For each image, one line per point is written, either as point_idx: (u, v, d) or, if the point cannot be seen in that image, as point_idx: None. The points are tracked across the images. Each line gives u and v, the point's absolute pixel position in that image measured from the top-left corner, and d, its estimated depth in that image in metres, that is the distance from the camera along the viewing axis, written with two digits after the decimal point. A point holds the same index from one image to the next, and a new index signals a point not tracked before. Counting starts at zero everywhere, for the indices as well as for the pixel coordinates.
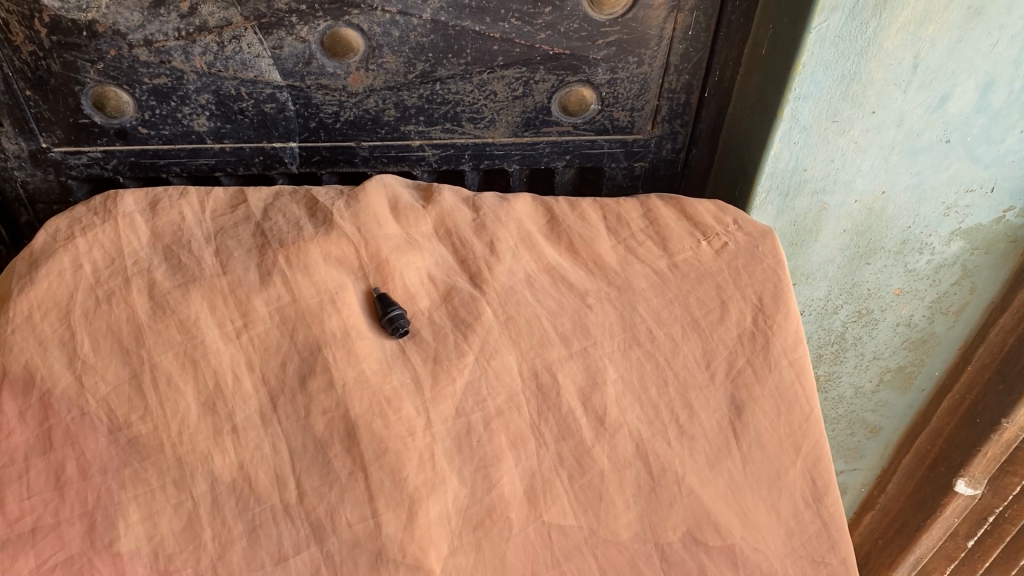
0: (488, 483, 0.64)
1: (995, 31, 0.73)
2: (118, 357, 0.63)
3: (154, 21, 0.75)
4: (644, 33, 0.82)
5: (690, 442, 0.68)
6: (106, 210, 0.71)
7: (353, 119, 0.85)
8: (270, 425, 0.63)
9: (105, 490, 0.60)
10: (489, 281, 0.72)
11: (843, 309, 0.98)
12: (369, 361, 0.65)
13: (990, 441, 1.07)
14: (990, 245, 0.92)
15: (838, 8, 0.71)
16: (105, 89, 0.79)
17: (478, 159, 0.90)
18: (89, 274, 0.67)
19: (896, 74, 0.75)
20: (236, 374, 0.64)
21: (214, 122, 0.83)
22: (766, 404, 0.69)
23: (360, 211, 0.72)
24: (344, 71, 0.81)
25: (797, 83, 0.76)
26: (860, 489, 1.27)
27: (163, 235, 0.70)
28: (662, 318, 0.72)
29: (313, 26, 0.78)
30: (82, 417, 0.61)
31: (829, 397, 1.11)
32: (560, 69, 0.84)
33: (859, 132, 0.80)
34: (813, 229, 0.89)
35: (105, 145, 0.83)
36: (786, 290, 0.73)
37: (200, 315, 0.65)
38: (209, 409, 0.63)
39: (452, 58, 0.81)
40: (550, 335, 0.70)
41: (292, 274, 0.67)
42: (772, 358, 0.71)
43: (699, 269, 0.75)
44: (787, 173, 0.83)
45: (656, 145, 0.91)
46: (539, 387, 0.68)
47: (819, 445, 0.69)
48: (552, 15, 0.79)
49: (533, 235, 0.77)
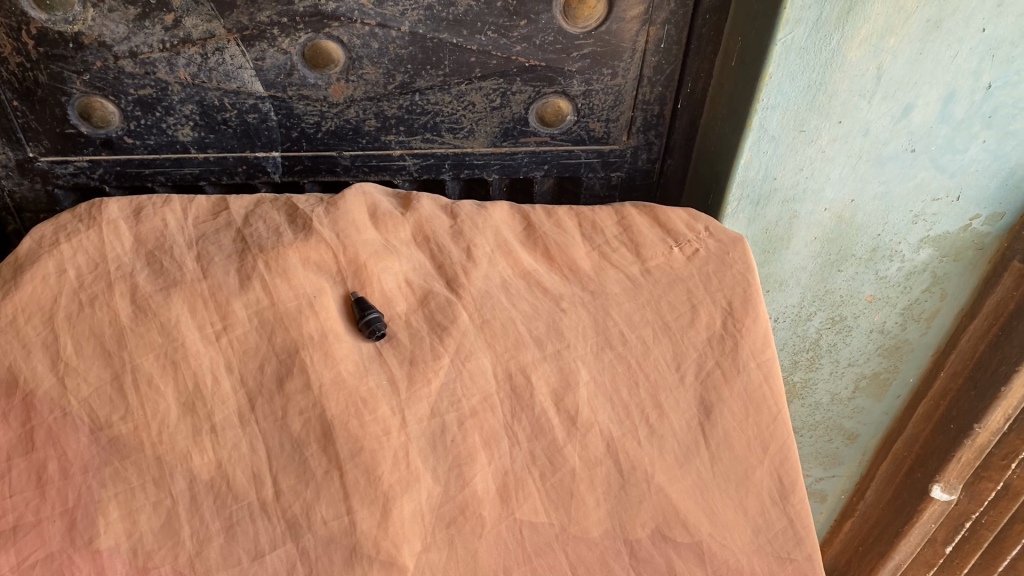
0: (461, 481, 0.65)
1: (955, 43, 0.75)
2: (100, 359, 0.65)
3: (139, 33, 0.77)
4: (617, 46, 0.84)
5: (660, 442, 0.70)
6: (91, 216, 0.73)
7: (335, 129, 0.87)
8: (248, 425, 0.64)
9: (86, 489, 0.61)
10: (465, 285, 0.74)
11: (817, 316, 1.00)
12: (345, 363, 0.67)
13: (964, 446, 1.08)
14: (959, 252, 0.94)
15: (802, 21, 0.73)
16: (91, 99, 0.81)
17: (458, 169, 0.92)
18: (72, 278, 0.68)
19: (861, 85, 0.78)
20: (215, 376, 0.65)
21: (198, 132, 0.85)
22: (735, 404, 0.71)
23: (339, 218, 0.74)
24: (326, 82, 0.83)
25: (765, 93, 0.78)
26: (839, 496, 1.29)
27: (146, 241, 0.72)
28: (634, 322, 0.74)
29: (294, 38, 0.80)
30: (64, 417, 0.63)
31: (806, 403, 1.12)
32: (536, 81, 0.86)
33: (827, 141, 0.82)
34: (785, 237, 0.91)
35: (91, 155, 0.85)
36: (755, 295, 0.75)
37: (181, 318, 0.66)
38: (188, 410, 0.64)
39: (431, 70, 0.83)
40: (524, 337, 0.72)
41: (271, 278, 0.69)
42: (741, 360, 0.72)
43: (671, 274, 0.77)
44: (757, 182, 0.85)
45: (632, 155, 0.93)
46: (514, 389, 0.70)
47: (786, 444, 0.71)
48: (527, 28, 0.81)
49: (510, 242, 0.78)
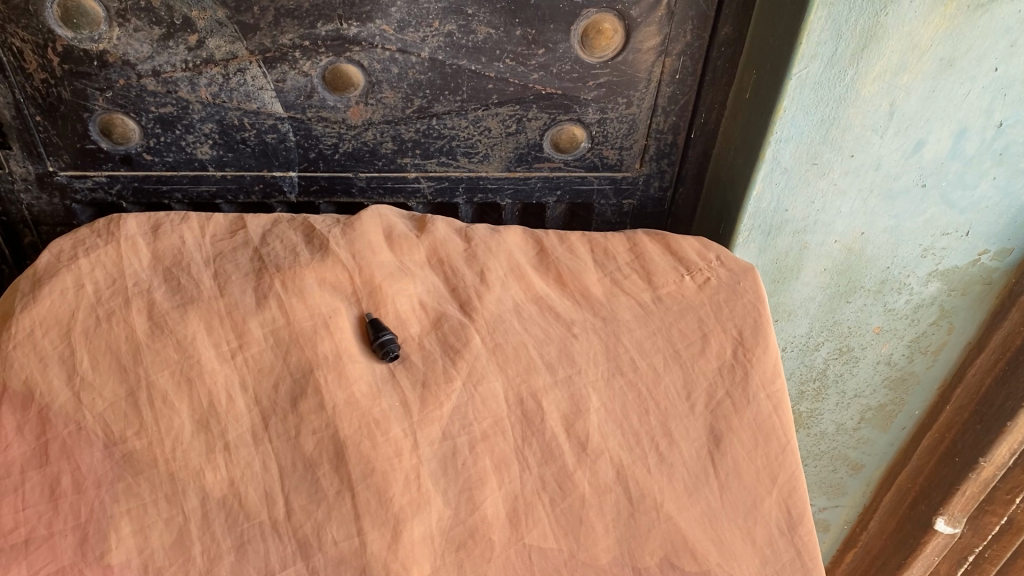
0: (471, 505, 0.65)
1: (967, 81, 0.75)
2: (116, 374, 0.65)
3: (163, 53, 0.78)
4: (633, 76, 0.85)
5: (669, 470, 0.70)
6: (110, 232, 0.74)
7: (352, 150, 0.88)
8: (261, 443, 0.65)
9: (99, 504, 0.61)
10: (478, 308, 0.75)
11: (825, 346, 1.00)
12: (359, 384, 0.67)
13: (968, 479, 1.08)
14: (967, 286, 0.94)
15: (818, 56, 0.74)
16: (112, 116, 0.82)
17: (472, 192, 0.93)
18: (90, 293, 0.69)
19: (874, 120, 0.78)
20: (230, 394, 0.66)
21: (217, 150, 0.86)
22: (744, 434, 0.72)
23: (356, 239, 0.75)
24: (345, 105, 0.84)
25: (778, 126, 0.79)
26: (843, 526, 1.29)
27: (163, 258, 0.73)
28: (645, 349, 0.75)
29: (315, 61, 0.81)
30: (79, 432, 0.63)
31: (811, 433, 1.12)
32: (552, 108, 0.87)
33: (839, 175, 0.82)
34: (795, 268, 0.91)
35: (110, 170, 0.86)
36: (765, 325, 0.76)
37: (197, 335, 0.68)
38: (202, 427, 0.65)
39: (449, 95, 0.85)
40: (536, 361, 0.72)
41: (288, 297, 0.70)
42: (751, 391, 0.73)
43: (682, 302, 0.78)
44: (769, 213, 0.86)
45: (645, 183, 0.94)
46: (525, 413, 0.70)
47: (794, 475, 0.71)
48: (545, 56, 0.82)
49: (523, 266, 0.79)
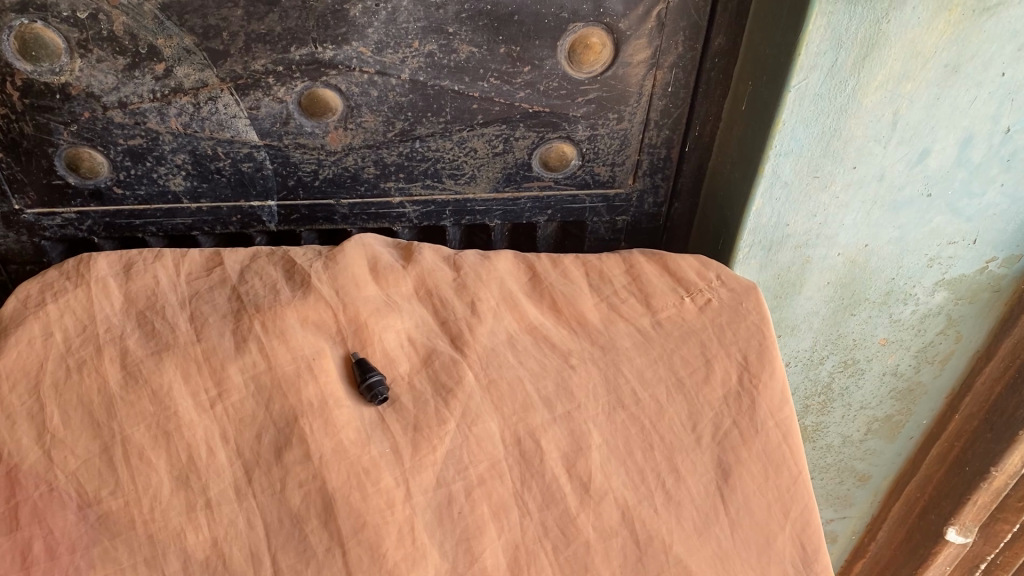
0: (470, 556, 0.62)
1: (973, 87, 0.72)
2: (89, 430, 0.62)
3: (129, 83, 0.74)
4: (624, 91, 0.81)
5: (677, 509, 0.66)
6: (80, 274, 0.70)
7: (332, 177, 0.84)
8: (245, 499, 0.61)
9: (73, 570, 0.58)
10: (470, 343, 0.71)
11: (829, 360, 0.97)
12: (347, 431, 0.64)
13: (980, 489, 1.06)
14: (975, 295, 0.91)
15: (817, 68, 0.70)
16: (79, 150, 0.78)
17: (459, 214, 0.89)
18: (59, 343, 0.66)
19: (876, 131, 0.75)
20: (210, 447, 0.63)
21: (191, 182, 0.82)
22: (754, 466, 0.68)
23: (339, 272, 0.72)
24: (322, 130, 0.80)
25: (778, 140, 0.75)
26: (851, 536, 1.26)
27: (136, 300, 0.70)
28: (646, 379, 0.72)
29: (290, 86, 0.77)
30: (51, 493, 0.60)
31: (817, 446, 1.09)
32: (540, 126, 0.83)
33: (841, 187, 0.79)
34: (797, 282, 0.88)
35: (80, 206, 0.82)
36: (770, 348, 0.73)
37: (173, 385, 0.64)
38: (182, 483, 0.61)
39: (432, 117, 0.81)
40: (532, 398, 0.69)
41: (268, 340, 0.66)
42: (759, 419, 0.70)
43: (683, 326, 0.75)
44: (770, 228, 0.82)
45: (638, 199, 0.91)
46: (523, 454, 0.67)
47: (808, 508, 0.68)
48: (531, 74, 0.79)
49: (515, 294, 0.76)
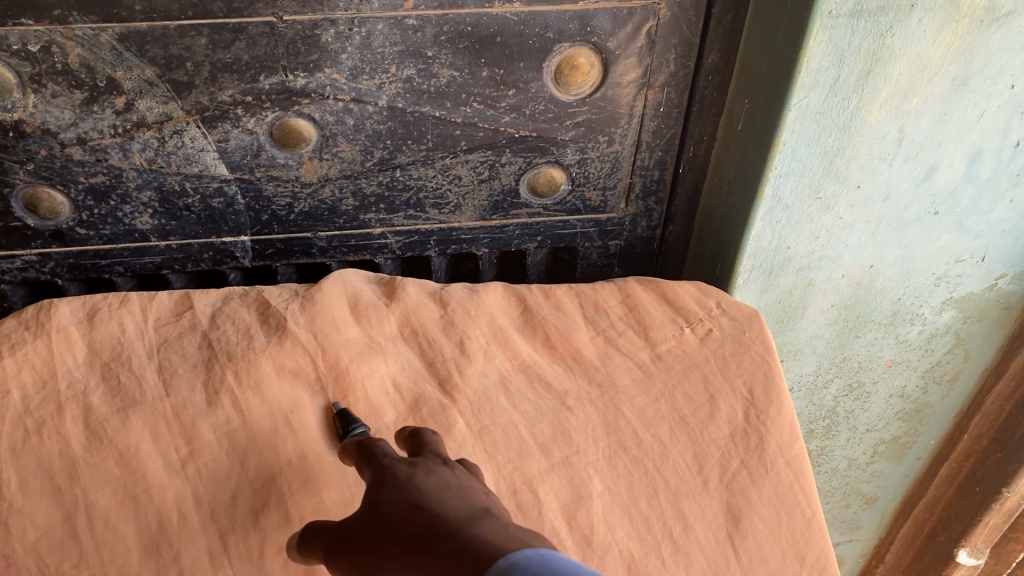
0: None
1: (982, 101, 0.69)
2: (49, 497, 0.57)
3: (87, 119, 0.70)
4: (614, 112, 0.77)
5: (686, 560, 0.62)
6: (40, 323, 0.65)
7: (309, 210, 0.79)
8: (220, 569, 0.57)
9: None
10: (460, 387, 0.67)
11: (834, 383, 0.93)
12: (329, 490, 0.59)
13: (991, 510, 1.03)
14: (984, 313, 0.88)
15: (818, 85, 0.67)
16: (37, 190, 0.73)
17: (444, 244, 0.85)
18: (17, 401, 0.61)
19: (881, 148, 0.71)
20: (182, 511, 0.58)
21: (158, 220, 0.77)
22: (766, 511, 0.64)
23: (317, 314, 0.67)
24: (297, 162, 0.76)
25: (778, 160, 0.71)
26: (857, 559, 1.22)
27: (101, 351, 0.64)
28: (648, 419, 0.67)
29: (260, 117, 0.72)
30: (8, 568, 0.55)
31: (822, 471, 1.05)
32: (527, 151, 0.79)
33: (845, 208, 0.75)
34: (800, 305, 0.84)
35: (40, 248, 0.77)
36: (776, 381, 0.69)
37: (141, 445, 0.59)
38: (151, 552, 0.56)
39: (412, 144, 0.77)
40: (528, 445, 0.65)
41: (242, 392, 0.62)
42: (768, 458, 0.66)
43: (684, 360, 0.71)
44: (770, 251, 0.78)
45: (631, 223, 0.87)
46: (519, 506, 0.62)
47: (824, 554, 0.64)
48: (516, 97, 0.75)
49: (506, 330, 0.71)
